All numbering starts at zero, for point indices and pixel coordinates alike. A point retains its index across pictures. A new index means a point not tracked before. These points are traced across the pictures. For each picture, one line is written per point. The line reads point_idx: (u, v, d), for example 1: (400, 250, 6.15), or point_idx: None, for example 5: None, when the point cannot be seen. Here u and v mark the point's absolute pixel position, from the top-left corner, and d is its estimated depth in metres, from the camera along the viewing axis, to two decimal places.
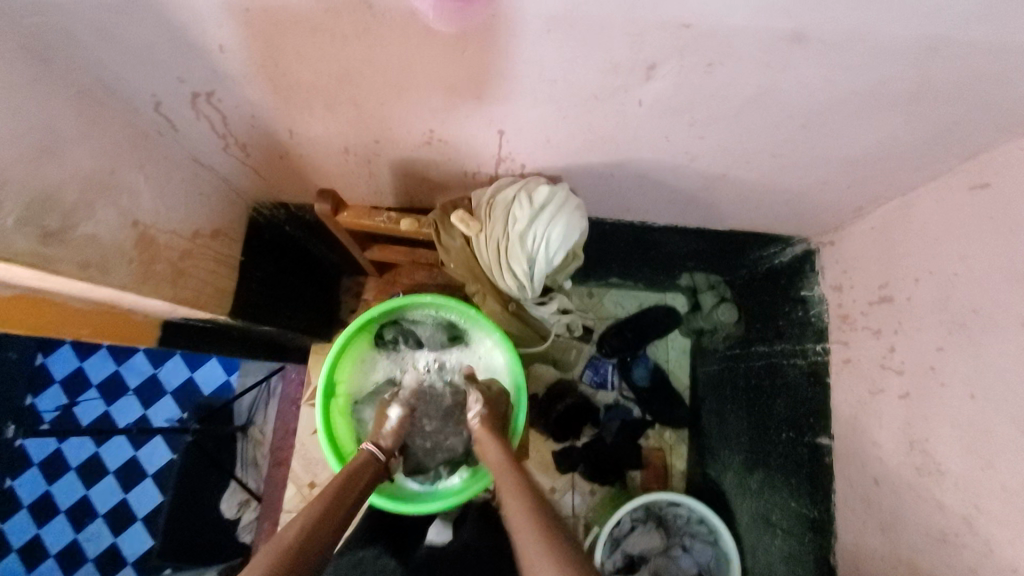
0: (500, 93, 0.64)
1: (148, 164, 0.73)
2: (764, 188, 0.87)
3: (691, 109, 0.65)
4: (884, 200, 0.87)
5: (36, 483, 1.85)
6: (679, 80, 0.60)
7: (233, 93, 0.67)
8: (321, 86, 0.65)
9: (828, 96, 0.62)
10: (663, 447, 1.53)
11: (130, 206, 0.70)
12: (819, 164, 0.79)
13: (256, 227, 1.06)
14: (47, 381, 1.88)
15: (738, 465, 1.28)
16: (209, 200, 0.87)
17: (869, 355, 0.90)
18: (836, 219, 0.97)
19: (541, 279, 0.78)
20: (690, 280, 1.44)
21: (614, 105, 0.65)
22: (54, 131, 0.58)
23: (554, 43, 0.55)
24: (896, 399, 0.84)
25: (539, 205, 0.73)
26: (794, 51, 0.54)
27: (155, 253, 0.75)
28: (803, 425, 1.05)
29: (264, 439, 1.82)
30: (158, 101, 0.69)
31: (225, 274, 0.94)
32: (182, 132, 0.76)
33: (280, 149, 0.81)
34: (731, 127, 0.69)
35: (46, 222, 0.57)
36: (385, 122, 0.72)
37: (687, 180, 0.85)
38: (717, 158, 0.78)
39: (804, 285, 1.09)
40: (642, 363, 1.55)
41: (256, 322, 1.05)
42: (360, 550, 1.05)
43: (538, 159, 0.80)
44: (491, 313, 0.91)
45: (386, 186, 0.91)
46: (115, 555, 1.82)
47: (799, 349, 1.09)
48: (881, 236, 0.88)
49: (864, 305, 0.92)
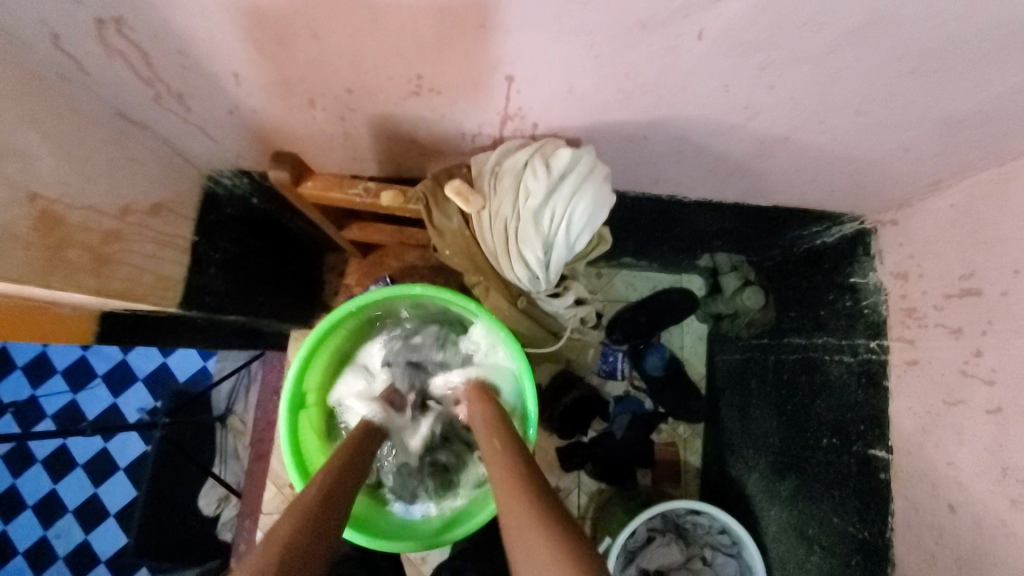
0: (508, 22, 0.48)
1: (51, 119, 0.56)
2: (829, 156, 0.71)
3: (766, 47, 0.49)
4: (975, 171, 0.71)
5: (0, 476, 1.72)
6: (758, 2, 0.44)
7: (150, 21, 0.50)
8: (268, 11, 0.48)
9: (957, 29, 0.46)
10: (676, 441, 1.40)
11: (25, 174, 0.53)
12: (909, 125, 0.63)
13: (213, 200, 0.89)
14: (6, 367, 1.73)
15: (766, 469, 1.15)
16: (146, 168, 0.71)
17: (945, 358, 0.75)
18: (905, 194, 0.81)
19: (559, 268, 0.63)
20: (710, 261, 1.29)
21: (664, 41, 0.49)
22: None
23: None
24: (981, 413, 0.70)
25: (558, 174, 0.57)
26: None
27: (67, 236, 0.59)
28: (851, 433, 0.92)
29: (246, 429, 1.68)
30: (51, 32, 0.51)
31: (172, 258, 0.77)
32: (97, 78, 0.59)
33: (229, 102, 0.64)
34: (811, 73, 0.53)
35: None
36: (356, 64, 0.55)
37: (738, 145, 0.69)
38: (782, 117, 0.62)
39: (856, 270, 0.94)
40: (656, 352, 1.39)
41: (217, 313, 0.90)
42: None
43: (555, 116, 0.63)
44: (494, 309, 0.74)
45: (366, 151, 0.75)
46: (87, 552, 1.70)
47: (846, 345, 0.95)
48: (967, 215, 0.73)
49: (938, 298, 0.77)
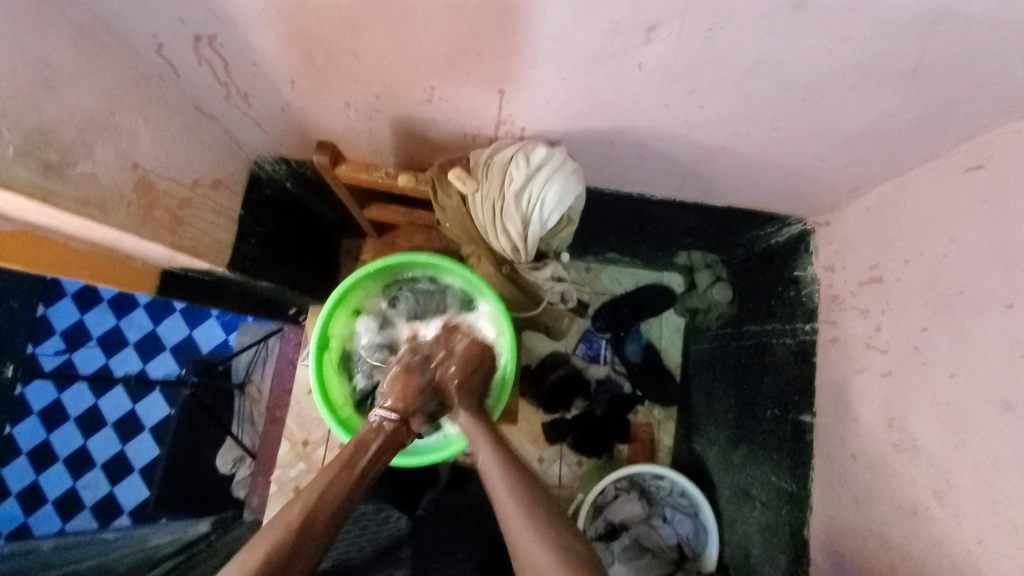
0: (500, 50, 0.64)
1: (149, 108, 0.73)
2: (763, 164, 0.87)
3: (691, 76, 0.65)
4: (881, 181, 0.87)
5: (35, 431, 1.88)
6: (680, 44, 0.60)
7: (234, 38, 0.67)
8: (322, 35, 0.65)
9: (827, 70, 0.62)
10: (652, 422, 1.54)
11: (131, 148, 0.70)
12: (818, 141, 0.79)
13: (257, 182, 1.06)
14: (47, 332, 1.90)
15: (723, 442, 1.30)
16: (209, 150, 0.88)
17: (856, 335, 0.91)
18: (833, 199, 0.97)
19: (535, 241, 0.79)
20: (688, 260, 1.45)
21: (615, 68, 0.65)
22: (54, 65, 0.58)
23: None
24: (879, 377, 0.85)
25: (535, 166, 0.73)
26: (794, 19, 0.54)
27: (155, 199, 0.76)
28: (788, 403, 1.08)
29: (261, 396, 1.82)
30: (159, 42, 0.68)
31: (223, 226, 0.94)
32: (184, 78, 0.76)
33: (281, 101, 0.81)
34: (730, 97, 0.69)
35: (47, 156, 0.58)
36: (386, 76, 0.72)
37: (685, 151, 0.85)
38: (716, 130, 0.78)
39: (798, 265, 1.09)
40: (635, 340, 1.57)
41: (254, 277, 1.07)
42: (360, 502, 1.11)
43: (538, 122, 0.80)
44: (485, 275, 0.92)
45: (387, 144, 0.92)
46: (111, 503, 1.86)
47: (789, 329, 1.11)
48: (876, 217, 0.89)
49: (854, 286, 0.93)
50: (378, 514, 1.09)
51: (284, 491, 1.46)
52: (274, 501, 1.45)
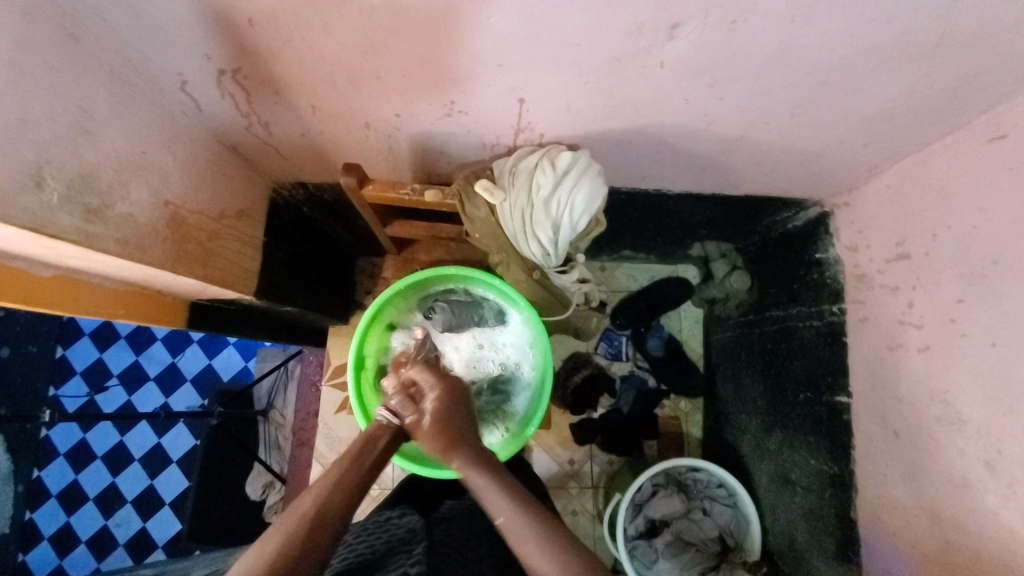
0: (521, 60, 0.65)
1: (176, 144, 0.74)
2: (781, 150, 0.88)
3: (712, 70, 0.66)
4: (899, 158, 0.87)
5: (64, 473, 1.89)
6: (702, 39, 0.60)
7: (258, 69, 0.68)
8: (346, 59, 0.66)
9: (848, 53, 0.62)
10: (679, 415, 1.55)
11: (162, 185, 0.70)
12: (837, 124, 0.79)
13: (276, 208, 1.07)
14: (68, 373, 1.90)
15: (756, 429, 1.30)
16: (232, 181, 0.88)
17: (887, 312, 0.91)
18: (851, 180, 0.97)
19: (566, 245, 0.80)
20: (703, 250, 1.45)
21: (637, 68, 0.66)
22: (89, 110, 0.59)
23: (580, 5, 0.55)
24: (916, 352, 0.85)
25: (562, 170, 0.73)
26: (818, 7, 0.55)
27: (186, 233, 0.76)
28: (821, 385, 1.07)
29: (285, 421, 1.81)
30: (182, 78, 0.69)
31: (249, 255, 0.94)
32: (206, 112, 0.76)
33: (302, 126, 0.82)
34: (751, 87, 0.70)
35: (88, 200, 0.58)
36: (407, 94, 0.73)
37: (704, 144, 0.85)
38: (735, 121, 0.78)
39: (819, 247, 1.10)
40: (656, 334, 1.56)
41: (280, 302, 1.07)
42: (385, 510, 1.08)
43: (558, 127, 0.81)
44: (515, 282, 0.93)
45: (405, 161, 0.92)
46: (145, 539, 1.85)
47: (815, 311, 1.11)
48: (898, 194, 0.89)
49: (881, 264, 0.93)
50: (400, 517, 1.05)
51: None
52: None
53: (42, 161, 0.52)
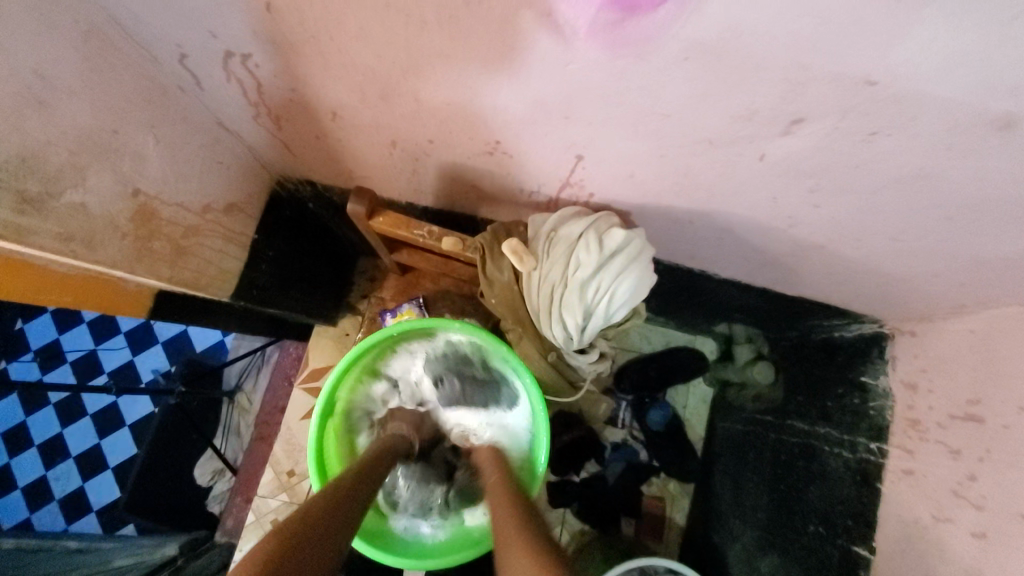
0: (590, 116, 0.53)
1: (163, 125, 0.62)
2: (862, 269, 0.75)
3: (820, 175, 0.54)
4: (995, 305, 0.74)
5: (13, 412, 1.77)
6: (822, 142, 0.48)
7: (273, 61, 0.56)
8: (376, 71, 0.53)
9: (996, 196, 0.50)
10: (664, 497, 1.30)
11: (133, 173, 0.58)
12: (939, 260, 0.66)
13: (275, 203, 0.97)
14: (38, 309, 1.77)
15: (749, 540, 1.09)
16: (227, 171, 0.77)
17: (942, 476, 0.78)
18: (928, 311, 0.84)
19: (593, 334, 0.68)
20: (727, 329, 1.26)
21: (728, 155, 0.54)
22: (48, 76, 0.47)
23: (684, 74, 0.43)
24: (967, 535, 0.73)
25: (608, 252, 0.63)
26: (990, 139, 0.42)
27: (157, 228, 0.64)
28: (836, 524, 0.97)
29: (251, 408, 1.68)
30: (181, 53, 0.57)
31: (233, 254, 0.82)
32: (206, 92, 0.65)
33: (317, 129, 0.70)
34: (856, 205, 0.58)
35: (24, 187, 0.47)
36: (444, 123, 0.61)
37: (776, 243, 0.73)
38: (823, 230, 0.66)
39: (867, 371, 0.97)
40: (660, 406, 1.32)
41: (261, 304, 0.93)
42: None
43: (612, 192, 0.68)
44: (524, 355, 0.80)
45: (429, 186, 0.80)
46: (80, 499, 1.73)
47: (847, 440, 0.98)
48: (984, 345, 0.76)
49: (943, 417, 0.80)
50: None
51: (262, 524, 1.34)
52: (249, 534, 1.33)
53: None
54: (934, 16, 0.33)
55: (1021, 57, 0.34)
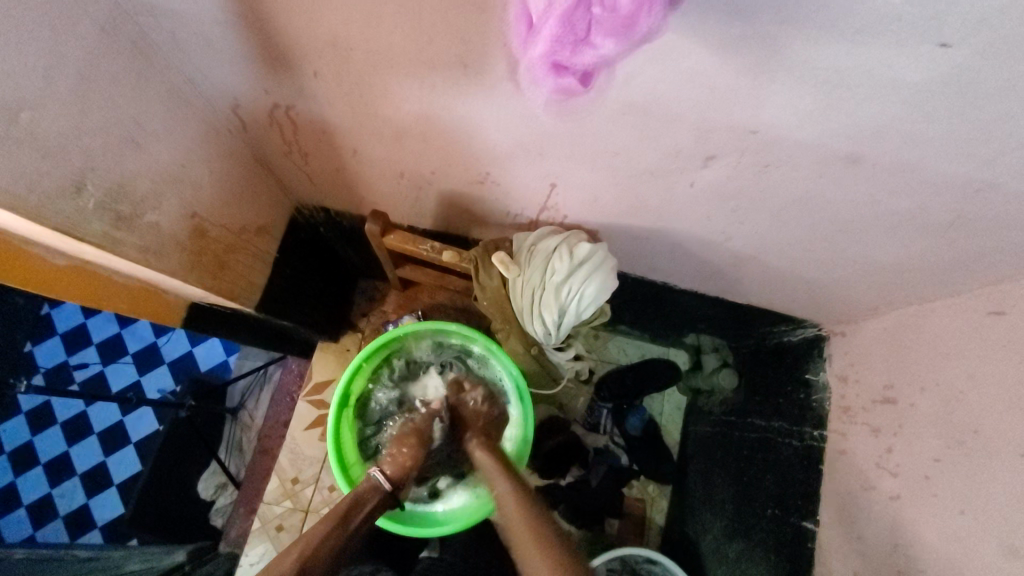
0: (560, 154, 0.68)
1: (215, 160, 0.76)
2: (791, 276, 0.90)
3: (738, 198, 0.69)
4: (900, 304, 0.90)
5: (18, 432, 1.77)
6: (733, 173, 0.64)
7: (311, 111, 0.71)
8: (393, 119, 0.68)
9: (865, 213, 0.65)
10: (645, 499, 1.42)
11: (193, 198, 0.72)
12: (846, 267, 0.81)
13: (294, 227, 1.10)
14: (48, 331, 1.84)
15: (717, 531, 1.22)
16: (259, 198, 0.90)
17: (867, 451, 0.92)
18: (853, 313, 1.00)
19: (567, 329, 0.83)
20: (695, 339, 1.40)
21: (668, 183, 0.69)
22: (142, 124, 0.61)
23: (627, 123, 0.58)
24: (887, 499, 0.86)
25: (577, 261, 0.78)
26: (848, 169, 0.58)
27: (206, 245, 0.77)
28: (790, 505, 1.08)
29: (253, 424, 1.71)
30: (236, 104, 0.72)
31: (259, 269, 0.95)
32: (250, 134, 0.79)
33: (338, 163, 0.84)
34: (769, 221, 0.73)
35: (120, 208, 0.60)
36: (445, 158, 0.76)
37: (717, 255, 0.88)
38: (751, 242, 0.81)
39: (811, 368, 1.11)
40: (637, 413, 1.43)
41: (275, 317, 1.06)
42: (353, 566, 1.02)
43: (581, 213, 0.83)
44: (512, 351, 0.96)
45: (429, 211, 0.94)
46: (84, 516, 1.73)
47: (796, 430, 1.12)
48: (894, 338, 0.91)
49: (867, 402, 0.95)
50: None
51: (267, 529, 1.41)
52: (256, 538, 1.41)
53: (87, 169, 0.55)
54: (786, 87, 0.49)
55: (848, 113, 0.50)
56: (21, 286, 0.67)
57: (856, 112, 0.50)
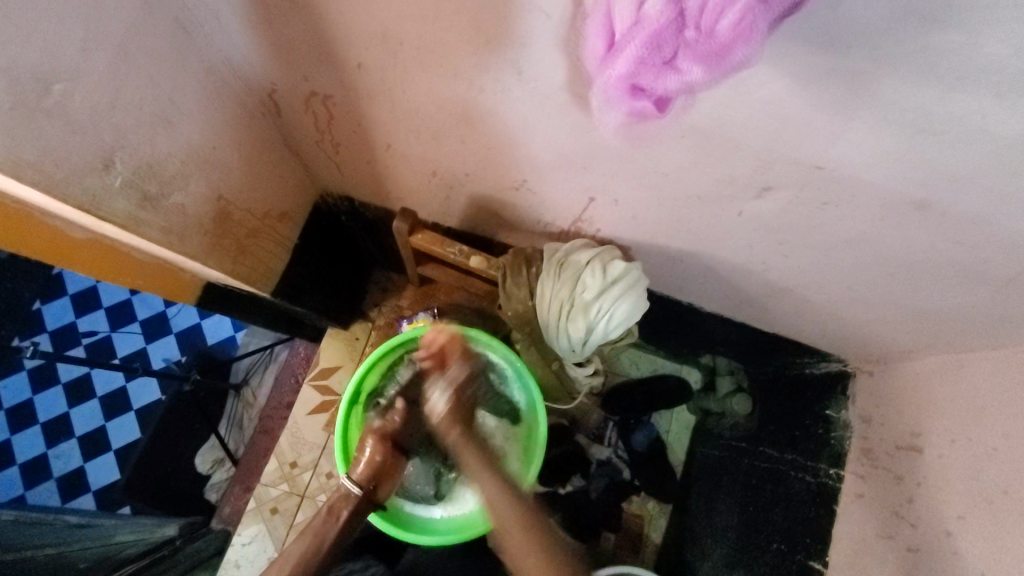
0: (605, 169, 0.65)
1: (246, 143, 0.74)
2: (825, 312, 0.87)
3: (786, 231, 0.66)
4: (937, 351, 0.86)
5: (22, 388, 1.78)
6: (787, 206, 0.61)
7: (348, 102, 0.68)
8: (434, 119, 0.66)
9: (921, 260, 0.62)
10: (644, 516, 1.33)
11: (221, 181, 0.70)
12: (886, 310, 0.78)
13: (317, 213, 1.08)
14: (59, 291, 1.84)
15: (717, 558, 1.19)
16: (285, 183, 0.88)
17: (886, 498, 0.90)
18: (884, 354, 0.96)
19: (592, 348, 0.79)
20: (711, 361, 1.36)
21: (714, 209, 0.66)
22: (176, 102, 0.59)
23: (682, 146, 0.55)
24: (903, 550, 0.83)
25: (610, 278, 0.75)
26: (913, 215, 0.55)
27: (228, 228, 0.74)
28: (797, 541, 1.06)
29: (255, 403, 1.67)
30: (273, 88, 0.69)
31: (279, 254, 0.93)
32: (283, 118, 0.77)
33: (370, 156, 0.82)
34: (816, 257, 0.70)
35: (146, 188, 0.58)
36: (483, 162, 0.73)
37: (752, 284, 0.85)
38: (791, 275, 0.78)
39: (831, 405, 1.08)
40: (644, 429, 1.38)
41: (290, 302, 1.04)
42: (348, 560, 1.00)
43: (616, 230, 0.80)
44: (530, 362, 0.95)
45: (458, 211, 0.92)
46: (79, 479, 1.73)
47: (811, 466, 1.09)
48: (927, 385, 0.87)
49: (891, 447, 0.92)
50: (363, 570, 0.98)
51: (261, 510, 1.39)
52: (248, 519, 1.38)
53: (116, 145, 0.53)
54: (863, 126, 0.45)
55: (925, 159, 0.47)
56: (38, 256, 0.66)
57: (935, 159, 0.46)
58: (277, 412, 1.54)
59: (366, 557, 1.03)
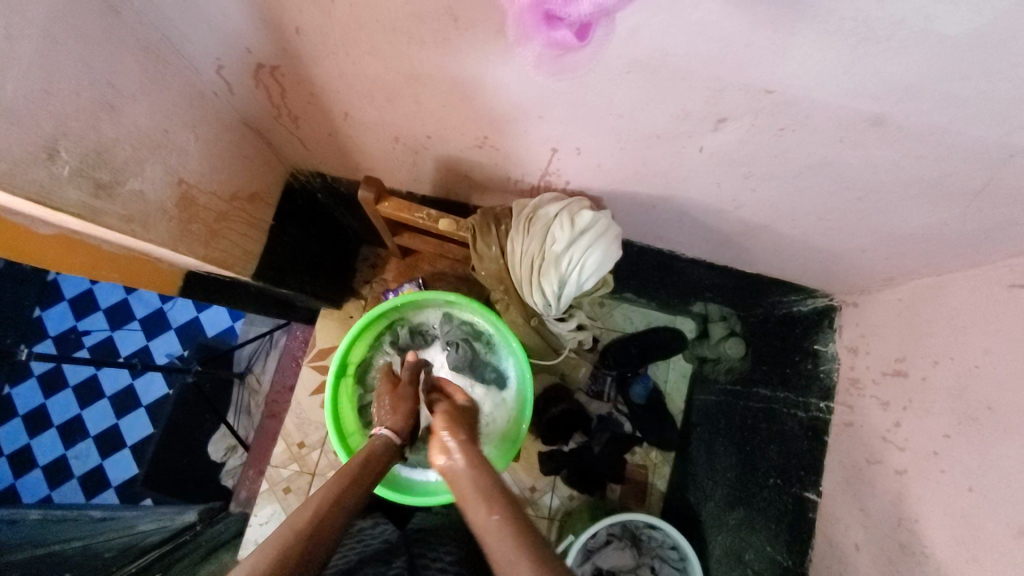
0: (562, 116, 0.64)
1: (201, 123, 0.73)
2: (803, 246, 0.86)
3: (749, 163, 0.65)
4: (917, 275, 0.86)
5: (34, 394, 1.81)
6: (746, 137, 0.60)
7: (296, 70, 0.67)
8: (383, 79, 0.64)
9: (883, 179, 0.61)
10: (647, 466, 1.37)
11: (178, 164, 0.69)
12: (861, 238, 0.77)
13: (289, 192, 1.07)
14: (55, 297, 1.85)
15: (718, 499, 1.21)
16: (249, 163, 0.87)
17: (875, 424, 0.91)
18: (866, 284, 0.96)
19: (567, 300, 0.81)
20: (702, 309, 1.34)
21: (676, 146, 0.65)
22: (117, 85, 0.58)
23: (631, 83, 0.54)
24: (894, 473, 0.84)
25: (579, 230, 0.75)
26: (869, 133, 0.54)
27: (195, 213, 0.74)
28: (793, 475, 1.07)
29: (261, 388, 1.70)
30: (219, 64, 0.68)
31: (254, 236, 0.93)
32: (235, 95, 0.76)
33: (331, 127, 0.81)
34: (783, 187, 0.69)
35: (99, 176, 0.57)
36: (441, 122, 0.72)
37: (725, 223, 0.84)
38: (762, 211, 0.77)
39: (819, 339, 1.09)
40: (642, 381, 1.38)
41: (275, 283, 1.04)
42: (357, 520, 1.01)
43: (584, 179, 0.79)
44: (512, 323, 0.96)
45: (428, 177, 0.91)
46: (98, 477, 1.76)
47: (802, 402, 1.10)
48: (908, 309, 0.88)
49: (877, 374, 0.93)
50: (373, 528, 0.98)
51: (275, 491, 1.41)
52: (264, 499, 1.41)
53: (59, 134, 0.52)
54: (804, 42, 0.44)
55: (872, 72, 0.46)
56: (3, 255, 0.66)
57: (881, 69, 0.45)
58: (281, 395, 1.56)
59: (376, 516, 1.04)
